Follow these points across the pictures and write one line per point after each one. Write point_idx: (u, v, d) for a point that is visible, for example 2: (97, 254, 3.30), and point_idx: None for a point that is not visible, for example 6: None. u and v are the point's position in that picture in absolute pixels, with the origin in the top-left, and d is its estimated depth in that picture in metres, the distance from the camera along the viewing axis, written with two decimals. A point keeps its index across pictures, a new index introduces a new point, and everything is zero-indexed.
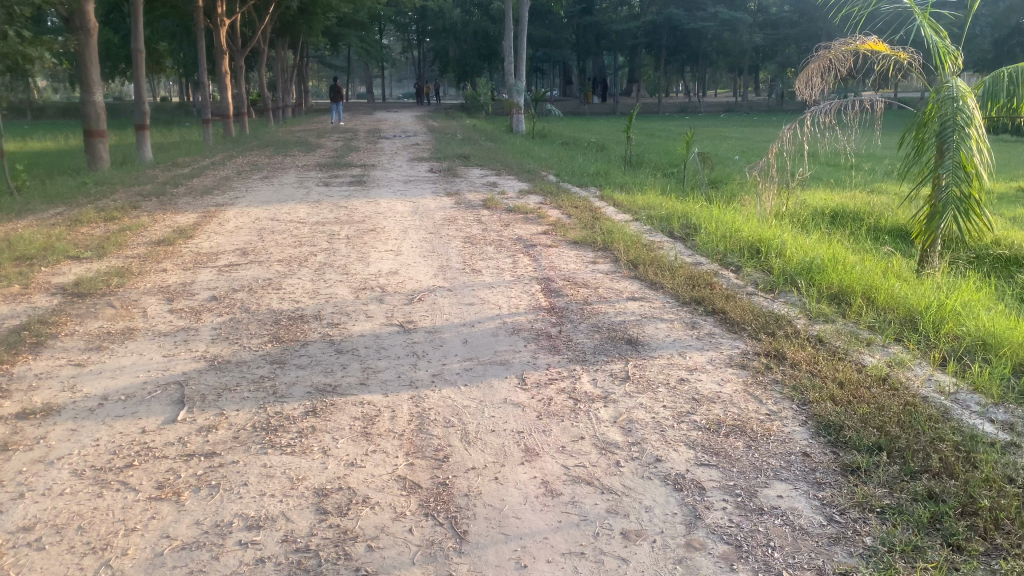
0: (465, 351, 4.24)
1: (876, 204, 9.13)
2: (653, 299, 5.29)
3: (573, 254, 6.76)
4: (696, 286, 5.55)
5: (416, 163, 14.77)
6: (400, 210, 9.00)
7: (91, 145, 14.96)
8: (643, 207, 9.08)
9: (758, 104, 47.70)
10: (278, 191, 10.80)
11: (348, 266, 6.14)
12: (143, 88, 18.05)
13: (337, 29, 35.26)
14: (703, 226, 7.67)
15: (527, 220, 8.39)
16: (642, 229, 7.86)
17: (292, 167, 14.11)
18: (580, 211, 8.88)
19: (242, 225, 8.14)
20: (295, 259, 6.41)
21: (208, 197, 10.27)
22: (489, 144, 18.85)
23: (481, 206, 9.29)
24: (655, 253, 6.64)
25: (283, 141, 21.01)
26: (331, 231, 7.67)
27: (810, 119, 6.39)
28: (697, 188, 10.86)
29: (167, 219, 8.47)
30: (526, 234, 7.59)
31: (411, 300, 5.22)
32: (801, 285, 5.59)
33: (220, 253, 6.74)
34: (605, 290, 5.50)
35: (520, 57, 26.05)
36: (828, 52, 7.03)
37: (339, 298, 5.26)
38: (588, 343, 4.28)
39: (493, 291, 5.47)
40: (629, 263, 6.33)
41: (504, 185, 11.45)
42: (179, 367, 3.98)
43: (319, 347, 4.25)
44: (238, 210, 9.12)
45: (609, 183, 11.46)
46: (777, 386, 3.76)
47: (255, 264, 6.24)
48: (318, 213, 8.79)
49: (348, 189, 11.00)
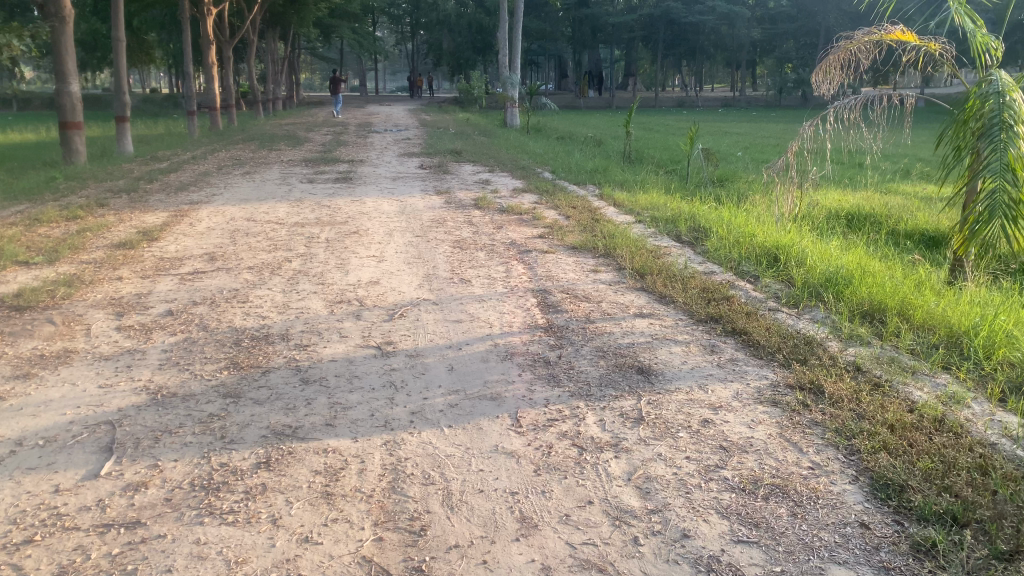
0: (450, 381, 3.65)
1: (893, 207, 8.60)
2: (662, 315, 4.73)
3: (571, 261, 6.19)
4: (711, 300, 5.00)
5: (406, 158, 14.18)
6: (386, 209, 8.44)
7: (67, 138, 14.31)
8: (645, 208, 8.53)
9: (755, 100, 47.37)
10: (259, 188, 10.20)
11: (324, 275, 5.56)
12: (123, 78, 17.36)
13: (328, 21, 34.63)
14: (712, 230, 7.12)
15: (522, 221, 7.84)
16: (645, 232, 7.31)
17: (276, 163, 13.49)
18: (579, 211, 8.30)
19: (216, 225, 7.55)
20: (267, 265, 5.83)
21: (182, 194, 9.66)
22: (482, 139, 18.31)
23: (473, 206, 8.72)
24: (662, 260, 6.09)
25: (271, 135, 20.41)
26: (310, 234, 7.09)
27: (834, 115, 5.83)
28: (702, 188, 10.29)
29: (134, 218, 7.86)
30: (521, 237, 7.03)
31: (392, 316, 4.65)
32: (827, 300, 5.05)
33: (186, 257, 6.15)
34: (609, 304, 4.93)
35: (515, 50, 25.48)
36: (850, 43, 6.47)
37: (310, 313, 4.68)
38: (593, 372, 3.70)
39: (483, 305, 4.89)
40: (634, 272, 5.77)
41: (497, 182, 10.90)
42: (114, 402, 3.39)
43: (281, 375, 3.67)
44: (213, 209, 8.52)
45: (608, 181, 10.91)
46: (816, 430, 3.20)
47: (222, 271, 5.65)
48: (299, 213, 8.20)
49: (333, 186, 10.41)
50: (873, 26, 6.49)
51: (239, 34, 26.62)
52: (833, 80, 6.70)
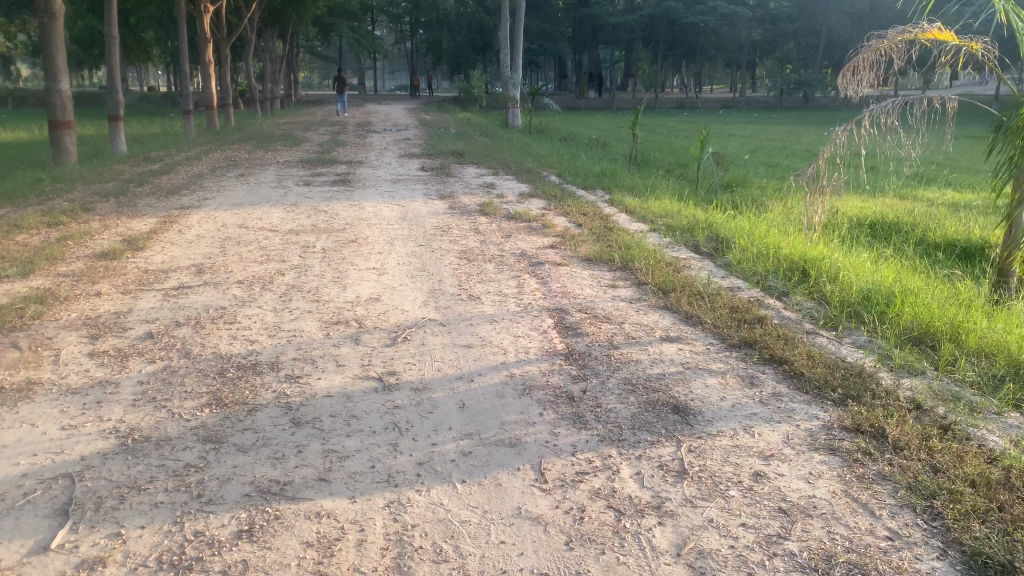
0: (462, 421, 3.22)
1: (919, 214, 8.16)
2: (692, 340, 4.29)
3: (587, 275, 5.75)
4: (743, 322, 4.56)
5: (406, 159, 13.75)
6: (387, 216, 8.00)
7: (57, 137, 13.86)
8: (659, 216, 8.09)
9: (757, 100, 46.98)
10: (254, 192, 9.76)
11: (322, 292, 5.12)
12: (117, 75, 16.91)
13: (326, 19, 34.21)
14: (733, 241, 6.68)
15: (530, 229, 7.41)
16: (661, 242, 6.86)
17: (273, 164, 13.04)
18: (589, 219, 7.84)
19: (207, 233, 7.11)
20: (258, 280, 5.39)
21: (173, 198, 9.22)
22: (484, 140, 17.89)
23: (478, 212, 8.29)
24: (683, 274, 5.64)
25: (267, 135, 19.99)
26: (306, 243, 6.66)
27: (869, 118, 5.38)
28: (716, 193, 9.85)
29: (121, 224, 7.42)
30: (531, 248, 6.60)
31: (394, 340, 4.21)
32: (869, 324, 4.61)
33: (172, 269, 5.72)
34: (631, 326, 4.50)
35: (517, 48, 25.04)
36: (882, 43, 6.02)
37: (304, 336, 4.23)
38: (623, 411, 3.27)
39: (495, 327, 4.45)
40: (654, 287, 5.33)
41: (501, 186, 10.47)
42: (76, 449, 2.95)
43: (271, 414, 3.24)
44: (205, 214, 8.08)
45: (617, 185, 10.48)
46: (886, 485, 2.77)
47: (209, 286, 5.22)
48: (294, 219, 7.75)
49: (330, 190, 9.97)
50: (909, 24, 6.06)
51: (236, 32, 26.15)
52: (863, 81, 6.28)
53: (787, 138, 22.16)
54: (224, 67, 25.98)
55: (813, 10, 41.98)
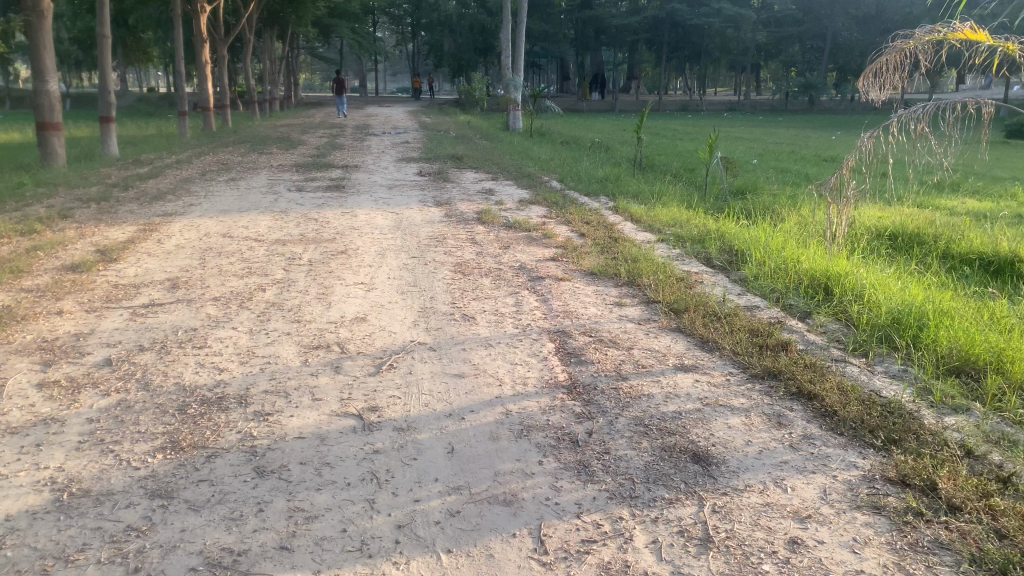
0: (450, 471, 2.81)
1: (941, 224, 7.75)
2: (708, 370, 3.88)
3: (592, 291, 5.34)
4: (764, 349, 4.15)
5: (403, 163, 13.35)
6: (380, 224, 7.60)
7: (45, 139, 13.46)
8: (667, 225, 7.70)
9: (762, 103, 46.59)
10: (243, 198, 9.37)
11: (303, 310, 4.71)
12: (109, 76, 16.53)
13: (326, 20, 33.86)
14: (748, 255, 6.28)
15: (531, 239, 7.00)
16: (671, 255, 6.46)
17: (265, 168, 12.65)
18: (594, 229, 7.45)
19: (187, 242, 6.72)
20: (236, 297, 4.99)
21: (158, 203, 8.84)
22: (485, 143, 17.49)
23: (475, 220, 7.88)
24: (696, 291, 5.24)
25: (263, 137, 19.57)
26: (292, 254, 6.25)
27: (897, 123, 4.96)
28: (725, 201, 9.45)
29: (98, 233, 7.03)
30: (530, 259, 6.19)
31: (378, 368, 3.80)
32: (904, 352, 4.20)
33: (145, 284, 5.31)
34: (641, 352, 4.09)
35: (519, 50, 24.65)
36: (907, 43, 5.59)
37: (278, 364, 3.82)
38: (636, 461, 2.87)
39: (491, 352, 4.03)
40: (665, 306, 4.92)
41: (501, 192, 10.06)
42: (1, 507, 2.55)
43: (234, 462, 2.84)
44: (188, 221, 7.69)
45: (622, 192, 10.08)
46: (944, 557, 2.36)
47: (182, 304, 4.81)
48: (282, 228, 7.35)
49: (322, 196, 9.57)
50: (938, 22, 5.63)
51: (233, 33, 25.77)
52: (886, 84, 5.87)
53: (793, 143, 21.72)
54: (222, 69, 25.64)
55: (817, 14, 41.67)
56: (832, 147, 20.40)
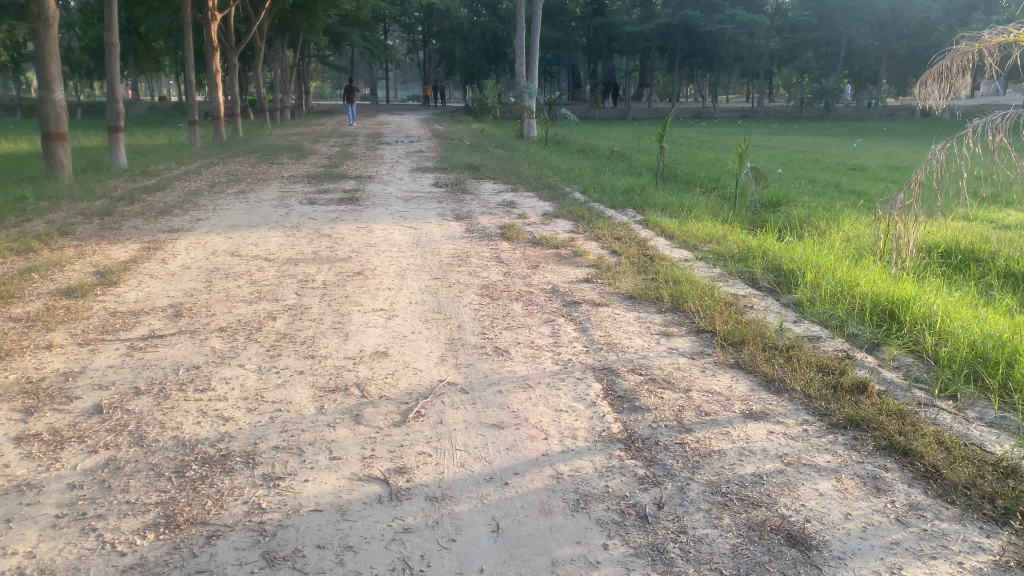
0: (499, 558, 2.34)
1: (996, 239, 7.22)
2: (780, 420, 3.39)
3: (634, 317, 4.86)
4: (840, 392, 3.66)
5: (418, 174, 12.92)
6: (398, 241, 7.15)
7: (51, 150, 13.11)
8: (705, 242, 7.23)
9: (777, 109, 46.03)
10: (253, 212, 8.94)
11: (319, 344, 4.23)
12: (117, 85, 16.19)
13: (338, 28, 33.56)
14: (798, 276, 5.80)
15: (560, 257, 6.53)
16: (714, 276, 5.99)
17: (276, 179, 12.23)
18: (626, 246, 6.98)
19: (193, 262, 6.27)
20: (245, 328, 4.52)
21: (164, 218, 8.42)
22: (501, 152, 17.07)
23: (499, 236, 7.41)
24: (750, 319, 4.76)
25: (274, 147, 19.19)
26: (304, 275, 5.80)
27: (973, 134, 4.46)
28: (760, 215, 8.94)
29: (99, 252, 6.60)
30: (561, 281, 5.72)
31: (406, 416, 3.33)
32: (1000, 395, 3.68)
33: (146, 311, 4.88)
34: (700, 396, 3.60)
35: (533, 57, 24.25)
36: (977, 45, 5.09)
37: (291, 412, 3.34)
38: (720, 546, 2.39)
39: (531, 395, 3.55)
40: (719, 336, 4.45)
41: (522, 204, 9.61)
42: None
43: (239, 547, 2.37)
44: (195, 238, 7.25)
45: (649, 204, 9.61)
46: None
47: (184, 336, 4.35)
48: (294, 246, 6.91)
49: (336, 209, 9.13)
50: (1010, 22, 5.13)
51: (244, 41, 25.42)
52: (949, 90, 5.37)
53: (815, 150, 21.16)
54: (233, 78, 25.32)
55: (832, 19, 41.16)
56: (858, 155, 19.82)
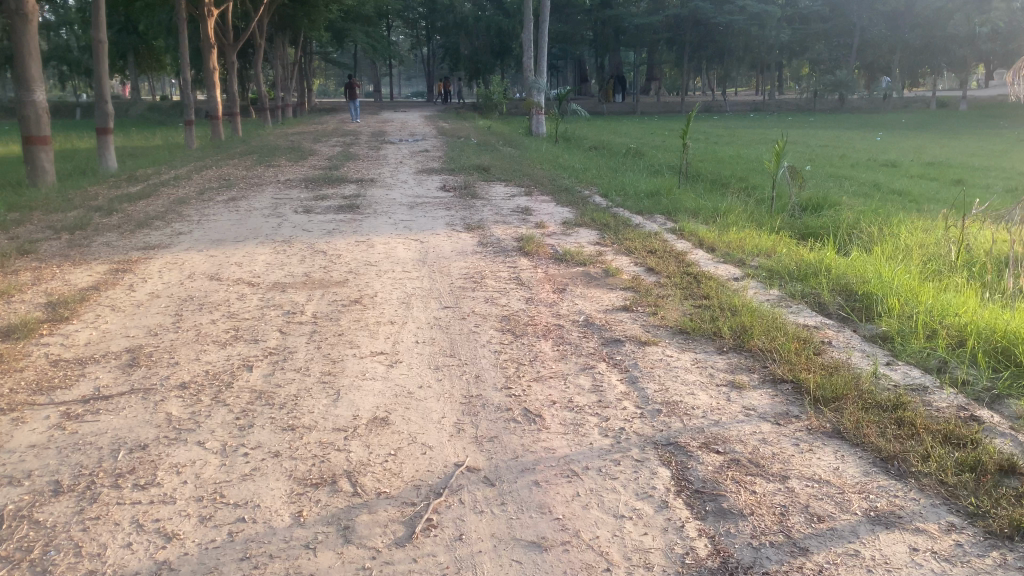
0: None
1: None
2: (921, 528, 2.50)
3: (692, 360, 3.97)
4: (987, 479, 2.76)
5: (424, 176, 12.06)
6: (403, 258, 6.30)
7: (32, 154, 12.25)
8: (755, 257, 6.34)
9: (788, 101, 45.01)
10: (241, 224, 8.07)
11: (301, 408, 3.35)
12: (105, 84, 15.32)
13: (340, 24, 32.71)
14: (876, 302, 4.92)
15: (588, 277, 5.67)
16: (773, 301, 5.12)
17: (271, 184, 11.38)
18: (665, 262, 6.09)
19: (165, 289, 5.40)
20: (211, 383, 3.63)
21: (141, 232, 7.57)
22: (510, 151, 16.22)
23: (516, 251, 6.53)
24: (834, 364, 3.88)
25: (272, 147, 18.31)
26: (293, 305, 4.94)
27: None
28: (805, 223, 8.06)
29: (58, 277, 5.74)
30: (595, 309, 4.85)
31: (415, 527, 2.47)
32: None
33: (96, 359, 4.00)
34: (804, 488, 2.73)
35: (542, 51, 23.32)
36: None
37: (256, 525, 2.47)
38: None
39: (581, 489, 2.67)
40: (803, 391, 3.57)
41: (538, 210, 8.75)
42: None
43: None
44: (172, 257, 6.40)
45: (679, 209, 8.75)
46: None
47: (133, 398, 3.46)
48: (283, 265, 6.04)
49: (334, 219, 8.27)
50: None
51: (242, 38, 24.51)
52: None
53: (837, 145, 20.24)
54: (231, 77, 24.47)
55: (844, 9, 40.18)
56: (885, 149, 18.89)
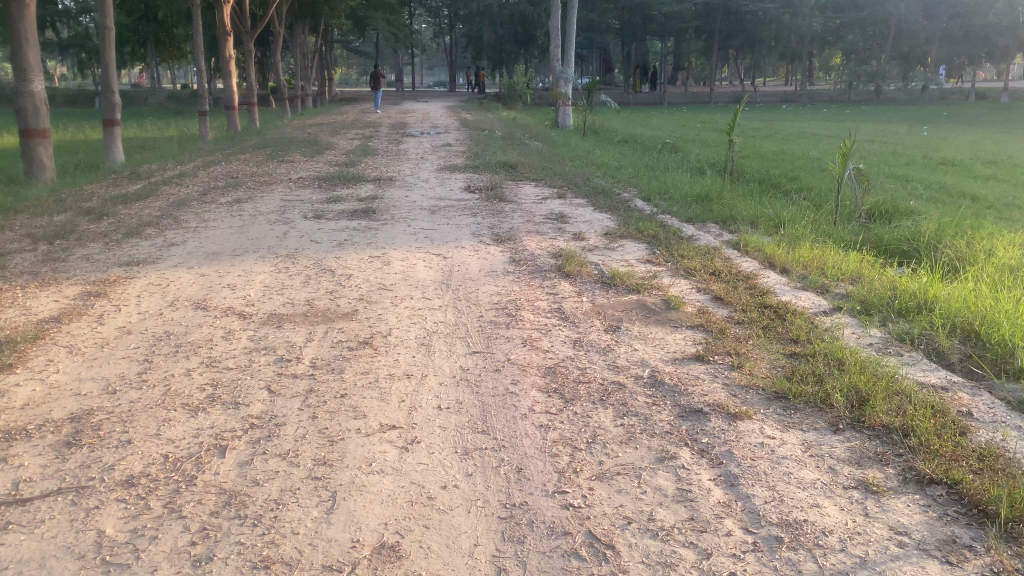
0: None
1: None
2: None
3: (801, 448, 3.02)
4: None
5: (447, 174, 11.15)
6: (425, 281, 5.37)
7: (30, 148, 11.47)
8: (839, 285, 5.36)
9: (821, 92, 43.47)
10: (243, 232, 7.20)
11: (281, 527, 2.44)
12: (111, 72, 14.50)
13: (361, 12, 31.77)
14: (1014, 353, 3.92)
15: (646, 309, 4.72)
16: (878, 348, 4.15)
17: (281, 182, 10.53)
18: (733, 289, 5.13)
19: (140, 322, 4.52)
20: (169, 478, 2.74)
21: (130, 242, 6.72)
22: (539, 145, 15.27)
23: (554, 272, 5.58)
24: (998, 457, 2.90)
25: (288, 140, 17.48)
26: (290, 348, 4.04)
27: None
28: (883, 237, 7.04)
29: (17, 303, 4.87)
30: (664, 358, 3.89)
31: None
32: None
33: (28, 432, 3.11)
34: None
35: (571, 39, 22.26)
36: None
37: None
38: None
39: None
40: (966, 503, 2.62)
41: (575, 217, 7.82)
42: None
43: None
44: (157, 277, 5.53)
45: (735, 217, 7.77)
46: None
47: (57, 503, 2.57)
48: (283, 290, 5.14)
49: (347, 227, 7.38)
50: None
51: (259, 26, 23.67)
52: None
53: (884, 140, 19.09)
54: (248, 66, 23.65)
55: None
56: (935, 145, 17.70)
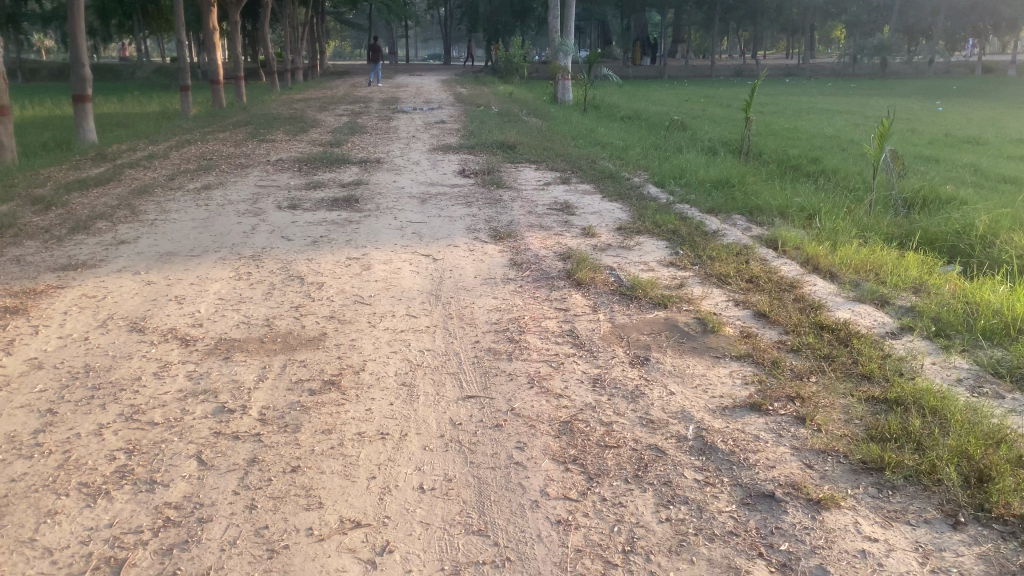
0: None
1: None
2: None
3: (918, 558, 2.20)
4: None
5: (440, 155, 10.25)
6: (411, 291, 4.52)
7: None
8: (901, 296, 4.52)
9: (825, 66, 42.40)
10: (207, 225, 6.34)
11: None
12: (81, 44, 13.52)
13: None
14: None
15: (679, 332, 3.88)
16: (974, 387, 3.32)
17: (258, 165, 9.62)
18: (778, 303, 4.29)
19: (58, 350, 3.68)
20: None
21: (73, 240, 5.84)
22: (537, 122, 14.32)
23: (562, 280, 4.73)
24: None
25: (272, 116, 16.51)
26: (235, 391, 3.20)
27: None
28: (933, 231, 6.19)
29: None
30: (712, 408, 3.05)
31: None
32: None
33: None
34: None
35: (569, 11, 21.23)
36: None
37: None
38: None
39: None
40: None
41: (582, 207, 6.96)
42: None
43: None
44: (95, 286, 4.68)
45: (762, 207, 6.91)
46: None
47: None
48: (239, 305, 4.28)
49: (325, 219, 6.51)
50: None
51: None
52: None
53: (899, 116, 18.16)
54: (232, 38, 22.57)
55: None
56: (956, 122, 16.74)
